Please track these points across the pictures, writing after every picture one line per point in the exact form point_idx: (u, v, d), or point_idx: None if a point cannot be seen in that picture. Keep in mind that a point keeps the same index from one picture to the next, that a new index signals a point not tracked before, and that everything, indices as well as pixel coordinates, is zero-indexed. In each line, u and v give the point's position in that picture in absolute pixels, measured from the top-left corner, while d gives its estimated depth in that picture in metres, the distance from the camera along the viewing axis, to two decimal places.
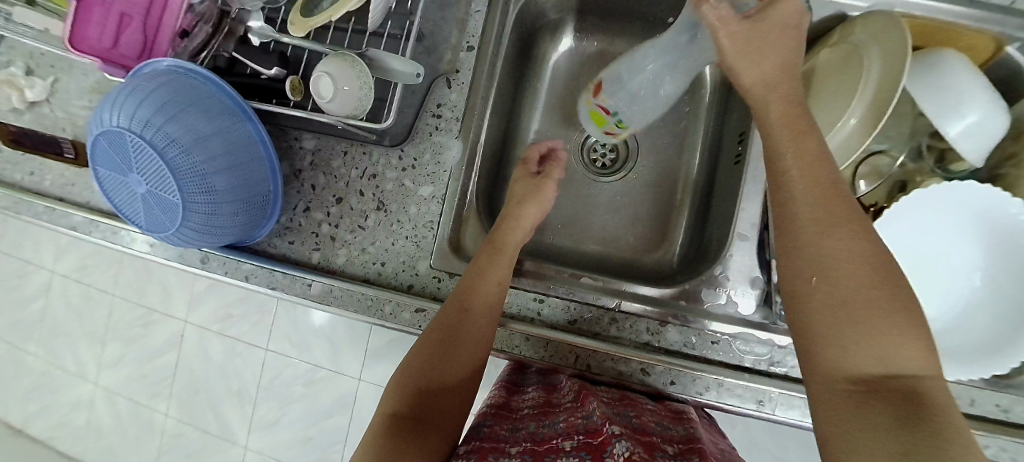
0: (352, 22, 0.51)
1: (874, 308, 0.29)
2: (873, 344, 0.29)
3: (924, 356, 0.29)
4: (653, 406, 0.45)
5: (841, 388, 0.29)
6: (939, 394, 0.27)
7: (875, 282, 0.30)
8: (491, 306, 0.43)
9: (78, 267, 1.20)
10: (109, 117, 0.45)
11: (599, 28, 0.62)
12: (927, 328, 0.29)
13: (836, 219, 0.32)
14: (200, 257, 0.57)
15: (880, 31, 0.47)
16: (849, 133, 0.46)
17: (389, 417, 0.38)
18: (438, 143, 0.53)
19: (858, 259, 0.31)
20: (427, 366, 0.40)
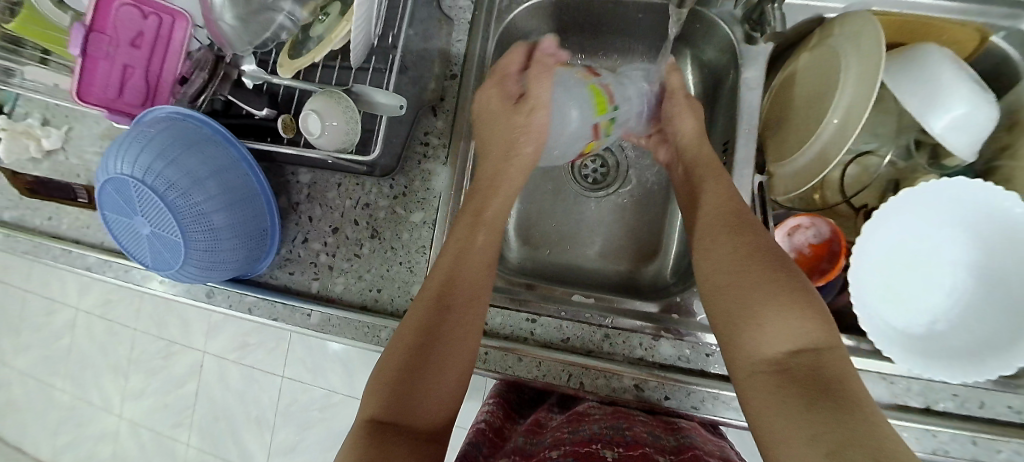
0: (339, 60, 0.53)
1: (761, 296, 0.35)
2: (779, 329, 0.34)
3: (824, 331, 0.34)
4: (645, 418, 0.45)
5: (762, 373, 0.34)
6: (838, 363, 0.32)
7: (762, 274, 0.36)
8: (470, 289, 0.43)
9: (100, 303, 1.24)
10: (114, 164, 0.48)
11: (581, 46, 0.63)
12: (817, 306, 0.34)
13: (735, 230, 0.40)
14: (206, 291, 0.59)
15: (856, 33, 0.47)
16: (829, 139, 0.47)
17: (372, 426, 0.35)
18: (427, 170, 0.54)
19: (751, 259, 0.38)
20: (411, 375, 0.37)
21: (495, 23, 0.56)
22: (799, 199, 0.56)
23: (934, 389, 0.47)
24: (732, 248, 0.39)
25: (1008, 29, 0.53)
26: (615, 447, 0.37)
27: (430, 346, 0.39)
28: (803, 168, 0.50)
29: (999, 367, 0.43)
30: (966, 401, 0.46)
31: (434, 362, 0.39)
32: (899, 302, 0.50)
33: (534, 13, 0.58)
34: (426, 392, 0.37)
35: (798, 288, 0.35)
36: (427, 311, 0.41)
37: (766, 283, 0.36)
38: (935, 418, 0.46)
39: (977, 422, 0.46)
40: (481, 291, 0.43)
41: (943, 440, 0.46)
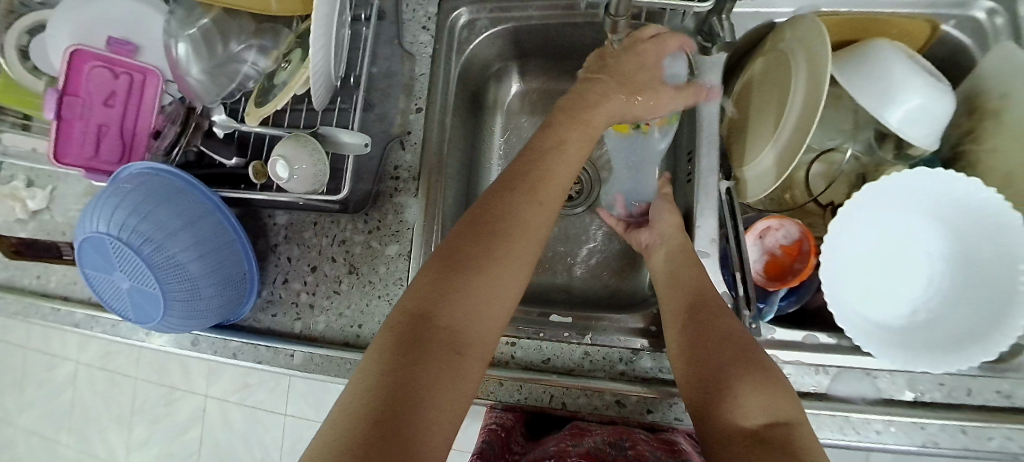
0: (306, 103, 0.54)
1: (736, 366, 0.36)
2: (754, 400, 0.34)
3: (794, 412, 0.33)
4: (647, 437, 0.45)
5: (736, 443, 0.32)
6: (811, 441, 0.31)
7: (739, 348, 0.38)
8: (517, 239, 0.41)
9: (99, 354, 1.24)
10: (91, 223, 0.49)
11: (544, 68, 0.65)
12: (785, 384, 0.35)
13: (707, 312, 0.41)
14: (191, 339, 0.60)
15: (804, 36, 0.48)
16: (785, 145, 0.48)
17: (410, 314, 0.36)
18: (399, 204, 0.55)
19: (723, 339, 0.39)
20: (453, 273, 0.38)
21: (456, 55, 0.57)
22: (768, 200, 0.56)
23: (919, 380, 0.47)
24: (712, 320, 0.41)
25: (958, 16, 0.55)
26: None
27: (478, 248, 0.40)
28: (763, 174, 0.51)
29: (982, 353, 0.42)
30: (953, 390, 0.46)
31: (479, 265, 0.39)
32: (878, 297, 0.50)
33: (495, 41, 0.60)
34: (471, 291, 0.37)
35: (767, 367, 0.36)
36: (477, 218, 0.41)
37: (739, 354, 0.37)
38: (924, 410, 0.46)
39: (966, 410, 0.46)
40: (540, 200, 0.43)
41: (933, 432, 0.45)
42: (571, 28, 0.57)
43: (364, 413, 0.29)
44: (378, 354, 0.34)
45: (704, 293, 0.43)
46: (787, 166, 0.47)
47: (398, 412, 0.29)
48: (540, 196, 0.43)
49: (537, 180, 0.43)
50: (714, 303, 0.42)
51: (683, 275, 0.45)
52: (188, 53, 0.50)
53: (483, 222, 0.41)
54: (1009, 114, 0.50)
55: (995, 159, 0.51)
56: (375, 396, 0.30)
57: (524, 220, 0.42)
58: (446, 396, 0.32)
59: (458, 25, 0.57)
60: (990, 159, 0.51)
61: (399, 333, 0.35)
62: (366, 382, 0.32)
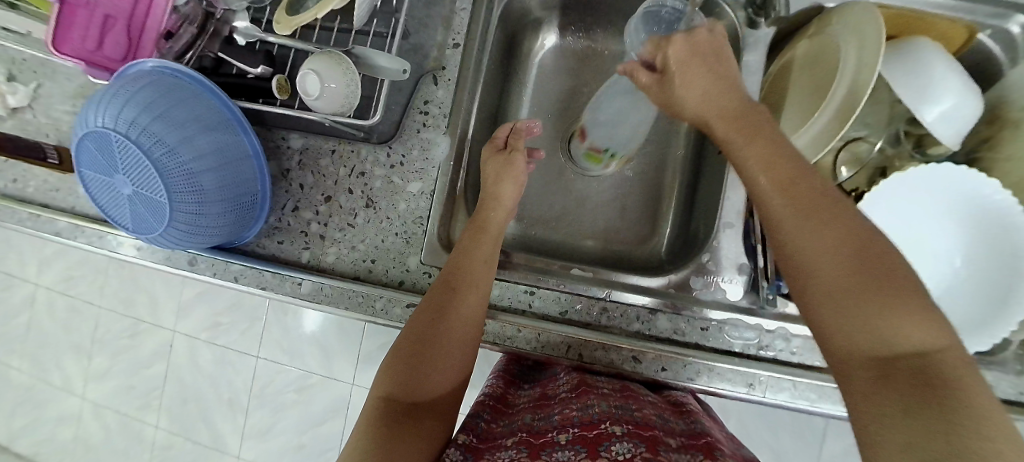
0: (337, 21, 0.51)
1: (849, 285, 0.30)
2: (867, 330, 0.29)
3: (940, 331, 0.28)
4: (653, 398, 0.46)
5: (856, 374, 0.28)
6: (956, 370, 0.26)
7: (846, 258, 0.31)
8: (479, 284, 0.44)
9: (64, 279, 1.18)
10: (95, 118, 0.46)
11: (583, 23, 0.63)
12: (914, 298, 0.29)
13: (810, 209, 0.33)
14: (188, 258, 0.57)
15: (857, 20, 0.48)
16: (828, 121, 0.47)
17: (379, 404, 0.37)
18: (425, 140, 0.53)
19: (838, 247, 0.31)
20: (409, 369, 0.39)
21: None
22: None
23: None
24: (807, 220, 0.33)
25: (995, 26, 0.55)
26: (625, 425, 0.38)
27: (425, 344, 0.40)
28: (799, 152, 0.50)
29: (978, 343, 0.46)
30: None
31: (429, 358, 0.40)
32: None
33: None
34: (418, 386, 0.39)
35: (894, 277, 0.30)
36: (422, 315, 0.42)
37: (848, 269, 0.30)
38: None
39: None
40: (474, 299, 0.43)
41: None
42: None
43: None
44: (350, 445, 0.35)
45: (802, 179, 0.35)
46: (830, 140, 0.46)
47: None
48: (472, 292, 0.44)
49: (462, 273, 0.44)
50: (815, 198, 0.33)
51: (769, 162, 0.36)
52: None
53: (433, 318, 0.42)
54: None
55: (1010, 167, 0.53)
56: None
57: (462, 321, 0.42)
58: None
59: None
60: (1005, 167, 0.53)
61: (364, 428, 0.36)
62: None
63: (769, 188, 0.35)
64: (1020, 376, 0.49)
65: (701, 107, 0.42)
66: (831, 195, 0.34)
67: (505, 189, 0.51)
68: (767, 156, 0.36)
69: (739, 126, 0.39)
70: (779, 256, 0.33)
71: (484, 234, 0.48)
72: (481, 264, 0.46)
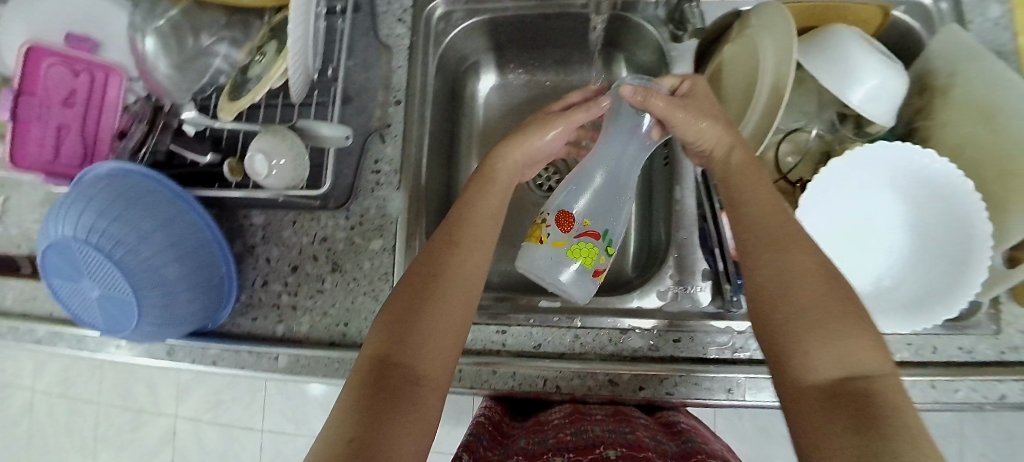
0: (280, 98, 0.53)
1: (818, 309, 0.32)
2: (826, 352, 0.31)
3: (884, 363, 0.30)
4: (647, 420, 0.47)
5: (809, 392, 0.30)
6: (896, 396, 0.28)
7: (819, 286, 0.33)
8: (481, 233, 0.42)
9: (60, 379, 1.16)
10: (57, 228, 0.47)
11: (520, 60, 0.65)
12: (869, 332, 0.31)
13: (786, 238, 0.36)
14: (166, 348, 0.57)
15: (770, 21, 0.50)
16: (759, 121, 0.49)
17: (372, 365, 0.35)
18: (380, 198, 0.54)
19: (807, 271, 0.34)
20: (402, 329, 0.37)
21: (433, 46, 0.57)
22: None
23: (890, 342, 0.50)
24: (786, 251, 0.35)
25: (907, 3, 0.58)
26: (619, 448, 0.38)
27: (418, 301, 0.38)
28: None
29: (948, 310, 0.45)
30: (920, 349, 0.50)
31: (425, 318, 0.37)
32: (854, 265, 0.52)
33: (471, 35, 0.60)
34: (417, 345, 0.36)
35: (854, 307, 0.32)
36: (417, 275, 0.40)
37: (820, 295, 0.33)
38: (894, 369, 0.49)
39: (932, 367, 0.49)
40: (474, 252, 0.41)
41: None
42: (546, 19, 0.58)
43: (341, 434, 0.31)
44: (339, 414, 0.33)
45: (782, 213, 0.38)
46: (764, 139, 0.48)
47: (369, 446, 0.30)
48: (472, 247, 0.42)
49: (460, 228, 0.42)
50: (794, 233, 0.36)
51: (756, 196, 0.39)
52: (157, 48, 0.49)
53: (434, 267, 0.40)
54: (956, 91, 0.53)
55: (946, 133, 0.55)
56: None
57: (464, 271, 0.40)
58: (400, 448, 0.31)
59: (435, 17, 0.57)
60: (941, 133, 0.55)
61: (361, 389, 0.34)
62: (323, 448, 0.30)
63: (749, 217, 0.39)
64: (997, 335, 0.50)
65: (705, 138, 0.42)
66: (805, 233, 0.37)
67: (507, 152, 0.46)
68: (750, 192, 0.39)
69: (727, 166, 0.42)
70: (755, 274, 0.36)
71: (489, 188, 0.45)
72: (485, 218, 0.44)
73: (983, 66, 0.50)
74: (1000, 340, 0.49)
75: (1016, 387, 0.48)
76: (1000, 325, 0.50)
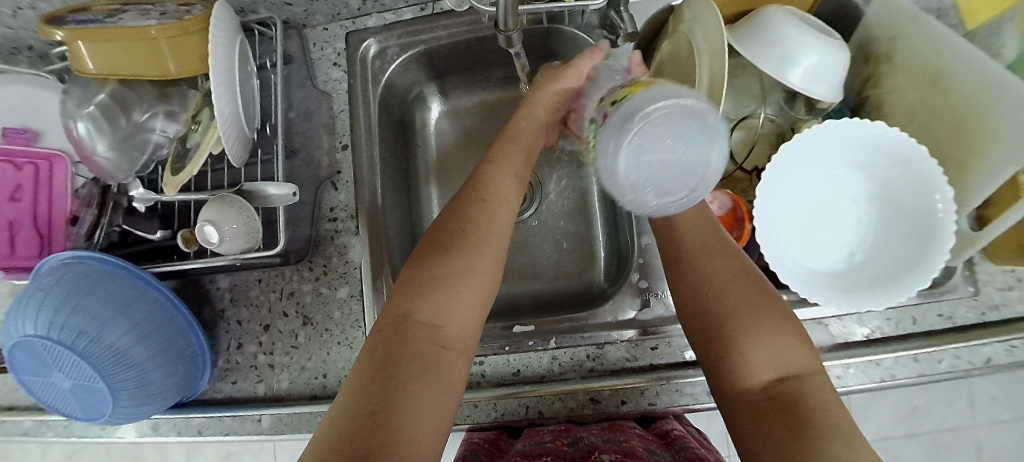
0: (225, 161, 0.53)
1: (749, 317, 0.37)
2: (760, 356, 0.35)
3: (809, 361, 0.35)
4: (642, 431, 0.46)
5: (750, 397, 0.34)
6: (821, 391, 0.33)
7: (746, 295, 0.38)
8: (501, 190, 0.45)
9: (67, 452, 1.15)
10: (18, 326, 0.47)
11: (465, 82, 0.65)
12: (796, 333, 0.36)
13: (713, 253, 0.41)
14: (151, 424, 0.56)
15: (699, 16, 0.49)
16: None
17: (393, 319, 0.38)
18: (341, 245, 0.54)
19: (732, 282, 0.39)
20: (422, 289, 0.40)
21: (373, 86, 0.56)
22: None
23: (868, 319, 0.50)
24: (717, 267, 0.40)
25: None
26: (613, 453, 0.39)
27: (442, 259, 0.41)
28: None
29: (917, 282, 0.45)
30: (900, 323, 0.50)
31: (447, 278, 0.40)
32: (826, 245, 0.52)
33: (409, 67, 0.59)
34: (440, 302, 0.39)
35: (778, 308, 0.37)
36: (442, 237, 0.42)
37: (749, 303, 0.37)
38: (875, 348, 0.49)
39: (914, 340, 0.49)
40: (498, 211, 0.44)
41: (889, 366, 0.48)
42: (481, 41, 0.58)
43: (360, 394, 0.33)
44: (359, 371, 0.35)
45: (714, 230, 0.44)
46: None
47: (394, 393, 0.33)
48: (496, 205, 0.45)
49: (484, 187, 0.45)
50: (722, 250, 0.42)
51: (693, 219, 0.44)
52: (90, 130, 0.48)
53: (458, 225, 0.43)
54: (900, 57, 0.53)
55: (896, 100, 0.54)
56: (357, 423, 0.31)
57: (484, 224, 0.43)
58: (422, 412, 0.33)
59: (369, 56, 0.56)
60: (892, 100, 0.55)
61: (381, 341, 0.37)
62: (352, 402, 0.33)
63: (683, 237, 0.44)
64: (974, 296, 0.50)
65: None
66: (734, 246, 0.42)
67: (518, 124, 0.52)
68: (686, 211, 0.45)
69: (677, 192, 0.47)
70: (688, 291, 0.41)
71: (513, 146, 0.49)
72: (507, 177, 0.47)
73: (922, 31, 0.50)
74: (978, 301, 0.50)
75: (999, 347, 0.48)
76: (978, 286, 0.50)
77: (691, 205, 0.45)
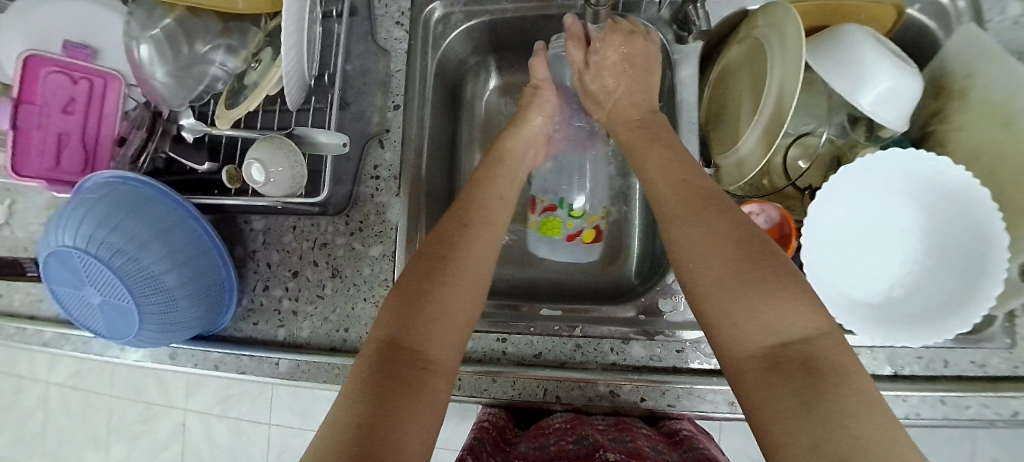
0: (279, 103, 0.53)
1: (740, 280, 0.34)
2: (756, 324, 0.33)
3: (815, 319, 0.32)
4: (648, 430, 0.46)
5: (752, 368, 0.32)
6: (832, 351, 0.30)
7: (734, 254, 0.35)
8: (485, 218, 0.46)
9: (73, 373, 1.18)
10: (56, 236, 0.47)
11: (521, 61, 0.65)
12: (797, 289, 0.33)
13: (699, 210, 0.38)
14: (169, 352, 0.57)
15: (777, 22, 0.48)
16: (766, 125, 0.48)
17: (379, 347, 0.37)
18: (380, 204, 0.54)
19: (724, 242, 0.36)
20: (404, 313, 0.39)
21: (432, 51, 0.56)
22: (748, 185, 0.57)
23: (898, 355, 0.50)
24: (699, 224, 0.38)
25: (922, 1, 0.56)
26: (618, 452, 0.39)
27: (426, 282, 0.41)
28: (744, 157, 0.51)
29: (959, 326, 0.44)
30: (930, 362, 0.49)
31: (431, 302, 0.40)
32: (865, 275, 0.51)
33: (470, 36, 0.59)
34: (422, 329, 0.38)
35: (774, 266, 0.34)
36: (425, 257, 0.42)
37: (738, 264, 0.35)
38: (903, 383, 0.49)
39: (943, 382, 0.48)
40: (483, 235, 0.45)
41: (914, 404, 0.48)
42: (545, 20, 0.57)
43: (349, 417, 0.32)
44: (350, 394, 0.34)
45: (694, 181, 0.41)
46: (772, 142, 0.46)
47: (381, 418, 0.32)
48: (481, 229, 0.46)
49: (467, 211, 0.46)
50: (705, 203, 0.39)
51: (668, 175, 0.42)
52: (152, 55, 0.48)
53: (442, 250, 0.43)
54: (974, 94, 0.51)
55: (962, 138, 0.52)
56: (348, 436, 0.30)
57: (467, 251, 0.43)
58: (411, 431, 0.32)
59: (433, 20, 0.56)
60: (957, 138, 0.53)
61: (368, 369, 0.35)
62: (341, 420, 0.32)
63: (666, 195, 0.42)
64: (1011, 348, 0.48)
65: (622, 112, 0.52)
66: (722, 199, 0.39)
67: (506, 148, 0.53)
68: (658, 166, 0.43)
69: (646, 147, 0.46)
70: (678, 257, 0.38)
71: (499, 167, 0.51)
72: (490, 201, 0.48)
73: (1004, 70, 0.48)
74: (1015, 355, 0.48)
75: None
76: (1016, 338, 0.49)
77: (666, 161, 0.44)
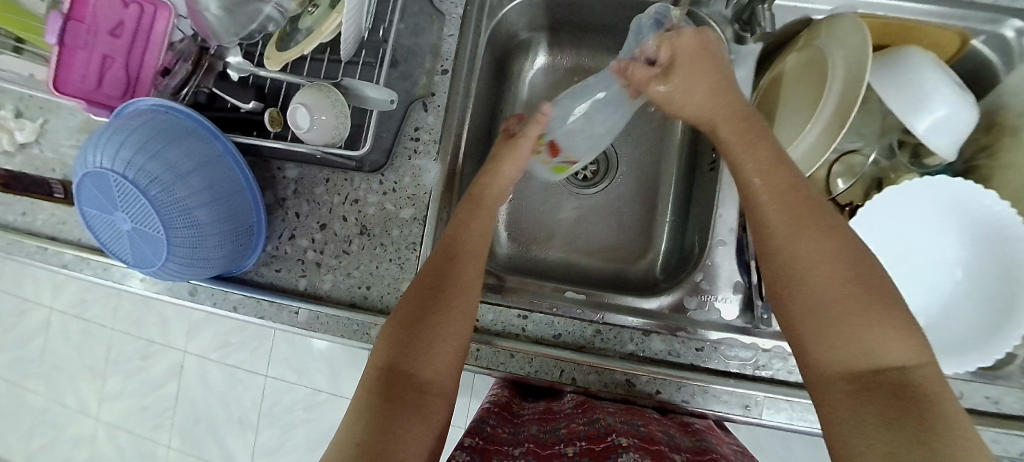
0: (328, 53, 0.53)
1: (844, 298, 0.31)
2: (849, 343, 0.31)
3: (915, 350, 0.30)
4: (660, 417, 0.46)
5: (836, 385, 0.30)
6: (932, 386, 0.28)
7: (843, 273, 0.32)
8: (477, 247, 0.43)
9: (77, 301, 1.19)
10: (92, 158, 0.46)
11: (572, 43, 0.65)
12: (903, 318, 0.31)
13: (802, 224, 0.34)
14: (189, 289, 0.57)
15: (843, 31, 0.47)
16: (829, 120, 0.46)
17: (377, 376, 0.36)
18: (417, 167, 0.54)
19: (830, 260, 0.33)
20: (401, 341, 0.37)
21: (486, 19, 0.56)
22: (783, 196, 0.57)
23: None
24: (808, 236, 0.34)
25: (987, 32, 0.55)
26: (631, 437, 0.39)
27: (422, 312, 0.38)
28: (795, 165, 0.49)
29: (980, 358, 0.45)
30: None
31: (426, 330, 0.38)
32: None
33: (525, 11, 0.59)
34: (421, 357, 0.37)
35: (887, 299, 0.31)
36: (414, 294, 0.40)
37: (842, 282, 0.32)
38: None
39: None
40: (472, 268, 0.42)
41: None
42: (604, 2, 0.57)
43: (350, 437, 0.32)
44: (350, 418, 0.34)
45: (796, 191, 0.36)
46: (834, 137, 0.44)
47: (381, 441, 0.32)
48: (471, 261, 0.42)
49: (459, 239, 0.43)
50: (811, 213, 0.35)
51: (769, 174, 0.37)
52: None
53: (434, 281, 0.40)
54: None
55: (1009, 176, 0.51)
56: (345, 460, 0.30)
57: (462, 280, 0.41)
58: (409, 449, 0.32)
59: None
60: (1003, 174, 0.52)
61: (366, 398, 0.35)
62: (341, 442, 0.32)
63: (763, 200, 0.37)
64: None
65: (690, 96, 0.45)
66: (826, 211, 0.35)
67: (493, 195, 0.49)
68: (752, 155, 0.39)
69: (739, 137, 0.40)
70: (777, 265, 0.35)
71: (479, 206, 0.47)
72: (478, 230, 0.44)
73: None
74: None
75: None
76: None
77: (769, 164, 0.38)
